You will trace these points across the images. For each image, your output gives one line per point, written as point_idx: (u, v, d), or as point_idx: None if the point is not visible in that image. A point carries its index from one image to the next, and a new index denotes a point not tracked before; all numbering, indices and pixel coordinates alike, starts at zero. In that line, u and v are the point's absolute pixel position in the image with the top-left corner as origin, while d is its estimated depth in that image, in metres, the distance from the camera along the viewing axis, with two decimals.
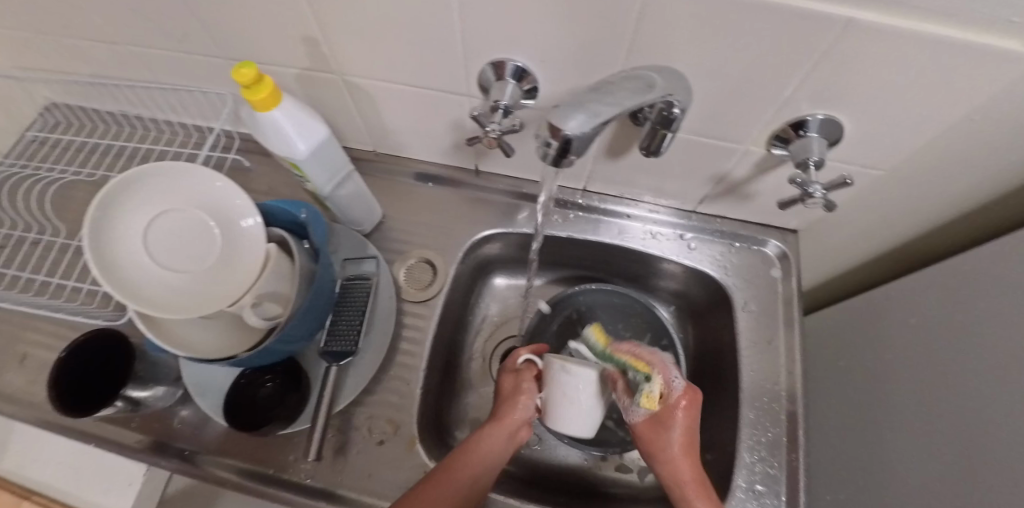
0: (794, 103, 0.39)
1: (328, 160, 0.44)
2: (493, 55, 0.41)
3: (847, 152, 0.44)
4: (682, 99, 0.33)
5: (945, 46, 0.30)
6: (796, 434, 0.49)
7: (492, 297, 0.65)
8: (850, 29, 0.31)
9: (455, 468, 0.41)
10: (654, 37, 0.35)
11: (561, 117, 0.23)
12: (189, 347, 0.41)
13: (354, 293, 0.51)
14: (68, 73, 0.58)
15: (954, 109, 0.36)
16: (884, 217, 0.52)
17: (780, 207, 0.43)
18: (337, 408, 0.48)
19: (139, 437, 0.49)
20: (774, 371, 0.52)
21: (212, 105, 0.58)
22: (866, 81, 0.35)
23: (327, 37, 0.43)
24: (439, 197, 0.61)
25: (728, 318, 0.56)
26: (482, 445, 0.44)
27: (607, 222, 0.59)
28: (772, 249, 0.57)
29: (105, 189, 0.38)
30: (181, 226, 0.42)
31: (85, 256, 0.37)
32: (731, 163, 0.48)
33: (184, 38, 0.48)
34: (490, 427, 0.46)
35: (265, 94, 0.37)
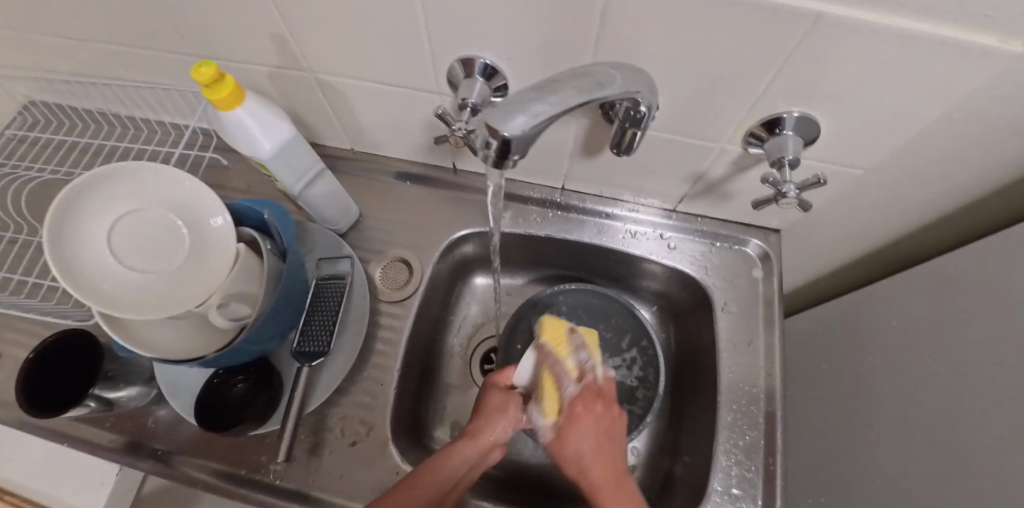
0: (768, 100, 0.38)
1: (296, 159, 0.44)
2: (460, 52, 0.40)
3: (825, 150, 0.43)
4: (647, 97, 0.32)
5: (919, 41, 0.29)
6: (774, 437, 0.48)
7: (473, 296, 0.65)
8: (819, 23, 0.30)
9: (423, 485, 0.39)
10: (621, 33, 0.35)
11: (499, 118, 0.23)
12: (156, 348, 0.41)
13: (327, 293, 0.50)
14: (43, 71, 0.57)
15: (930, 106, 0.35)
16: (866, 217, 0.51)
17: (755, 207, 0.42)
18: (310, 409, 0.48)
19: (112, 437, 0.49)
20: (753, 373, 0.51)
21: (188, 104, 0.58)
22: (839, 77, 0.34)
23: (294, 33, 0.42)
24: (417, 195, 0.60)
25: (708, 318, 0.55)
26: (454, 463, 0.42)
27: (586, 221, 0.58)
28: (753, 249, 0.56)
29: (67, 190, 0.38)
30: (148, 226, 0.42)
31: (46, 257, 0.37)
32: (708, 162, 0.47)
33: (154, 35, 0.47)
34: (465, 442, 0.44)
35: (226, 93, 0.36)
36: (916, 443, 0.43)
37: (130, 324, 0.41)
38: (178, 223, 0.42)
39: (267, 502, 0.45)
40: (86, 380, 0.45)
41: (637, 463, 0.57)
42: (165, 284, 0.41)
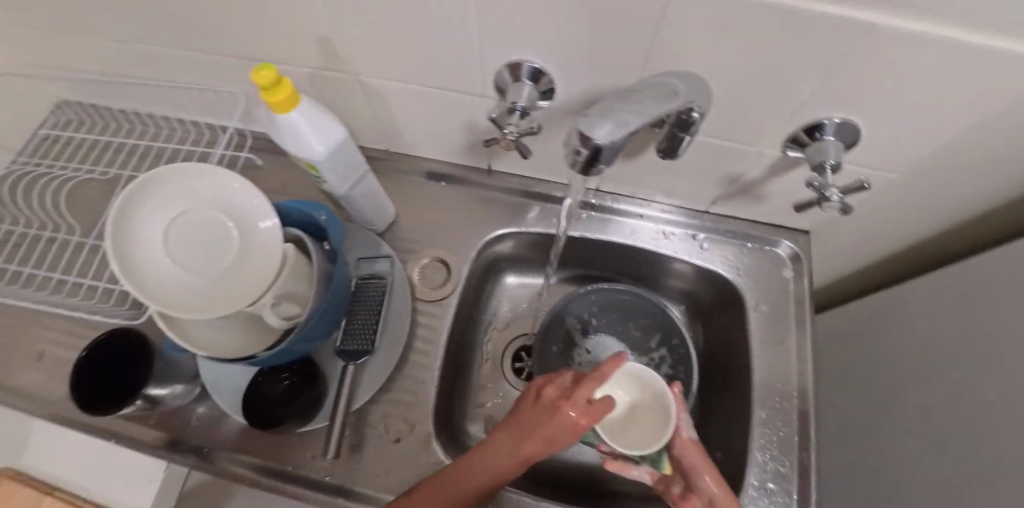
0: (811, 106, 0.39)
1: (345, 161, 0.44)
2: (509, 57, 0.41)
3: (862, 154, 0.44)
4: (705, 103, 0.33)
5: (965, 52, 0.30)
6: (808, 433, 0.49)
7: (504, 295, 0.65)
8: (871, 34, 0.31)
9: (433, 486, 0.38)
10: (672, 42, 0.36)
11: (589, 126, 0.24)
12: (208, 347, 0.41)
13: (367, 291, 0.51)
14: (79, 71, 0.58)
15: (971, 113, 0.36)
16: (896, 219, 0.52)
17: (796, 210, 0.43)
18: (354, 406, 0.49)
19: (157, 435, 0.50)
20: (785, 371, 0.52)
21: (224, 104, 0.58)
22: (883, 85, 0.35)
23: (342, 37, 0.43)
24: (451, 196, 0.61)
25: (739, 317, 0.56)
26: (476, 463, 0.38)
27: (618, 221, 0.59)
28: (783, 249, 0.57)
29: (124, 193, 0.39)
30: (198, 228, 0.42)
31: (107, 259, 0.37)
32: (746, 164, 0.48)
33: (197, 37, 0.48)
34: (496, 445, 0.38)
35: (283, 97, 0.37)
36: (947, 438, 0.44)
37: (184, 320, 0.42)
38: (226, 223, 0.42)
39: (310, 497, 0.46)
40: (134, 377, 0.45)
41: None
42: (213, 284, 0.41)
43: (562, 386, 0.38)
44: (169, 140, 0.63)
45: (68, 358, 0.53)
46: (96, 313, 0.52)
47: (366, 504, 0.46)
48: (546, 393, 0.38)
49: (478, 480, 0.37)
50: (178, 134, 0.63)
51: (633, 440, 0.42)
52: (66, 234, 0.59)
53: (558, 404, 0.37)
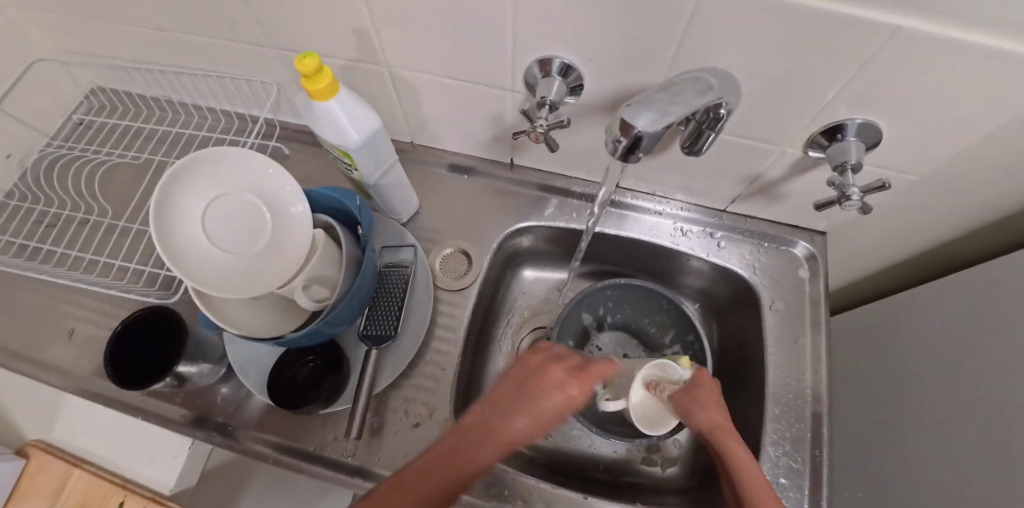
0: (835, 106, 0.40)
1: (376, 150, 0.46)
2: (539, 53, 0.42)
3: (882, 156, 0.45)
4: (734, 100, 0.34)
5: (992, 56, 0.31)
6: (820, 430, 0.50)
7: (521, 288, 0.67)
8: (898, 37, 0.32)
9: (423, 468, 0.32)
10: (701, 40, 0.37)
11: (631, 115, 0.25)
12: (240, 326, 0.43)
13: (392, 279, 0.52)
14: (117, 59, 0.59)
15: (994, 117, 0.37)
16: (914, 222, 0.53)
17: (815, 209, 0.44)
18: (375, 391, 0.50)
19: (183, 412, 0.51)
20: (799, 370, 0.53)
21: (255, 94, 0.60)
22: (907, 87, 0.36)
23: (378, 29, 0.44)
24: (473, 189, 0.62)
25: (754, 315, 0.57)
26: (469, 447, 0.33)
27: (637, 218, 0.60)
28: (800, 250, 0.58)
29: (167, 175, 0.40)
30: (233, 210, 0.44)
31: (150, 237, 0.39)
32: (766, 164, 0.49)
33: (235, 27, 0.49)
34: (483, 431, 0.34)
35: (323, 84, 0.38)
36: (961, 437, 0.45)
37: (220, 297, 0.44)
38: (260, 205, 0.44)
39: (332, 476, 0.47)
40: (165, 358, 0.46)
41: (681, 454, 0.58)
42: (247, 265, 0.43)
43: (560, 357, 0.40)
44: (199, 128, 0.65)
45: (98, 336, 0.55)
46: (127, 292, 0.53)
47: None
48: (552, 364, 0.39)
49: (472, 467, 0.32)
50: (208, 123, 0.65)
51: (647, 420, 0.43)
52: (99, 217, 0.61)
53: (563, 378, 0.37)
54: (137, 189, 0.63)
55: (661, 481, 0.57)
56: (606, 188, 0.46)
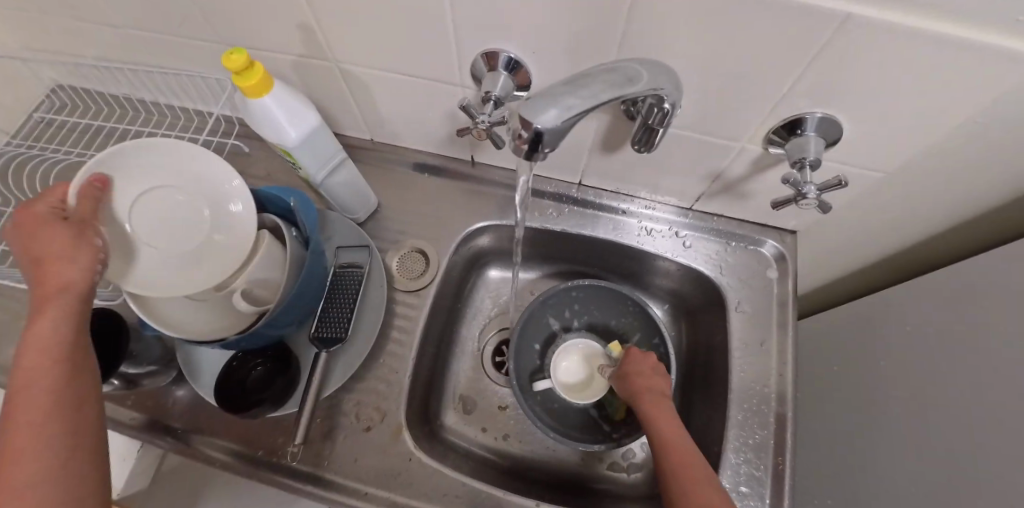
0: (794, 98, 0.38)
1: (319, 148, 0.44)
2: (484, 45, 0.40)
3: (846, 152, 0.43)
4: (675, 93, 0.32)
5: (951, 45, 0.29)
6: (784, 436, 0.48)
7: (486, 289, 0.65)
8: (849, 25, 0.30)
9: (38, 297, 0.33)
10: (647, 31, 0.35)
11: (532, 110, 0.23)
12: (182, 328, 0.42)
13: (345, 280, 0.51)
14: (72, 55, 0.58)
15: (957, 111, 0.35)
16: (886, 222, 0.51)
17: (773, 207, 0.42)
18: (325, 395, 0.48)
19: (134, 415, 0.50)
20: (765, 374, 0.51)
21: (212, 90, 0.59)
22: (864, 79, 0.34)
23: (321, 24, 0.43)
24: (434, 186, 0.61)
25: (721, 317, 0.55)
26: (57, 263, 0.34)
27: (602, 216, 0.59)
28: (768, 249, 0.56)
29: (86, 168, 0.37)
30: (165, 202, 0.41)
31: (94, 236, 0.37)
32: (727, 161, 0.47)
33: (183, 22, 0.48)
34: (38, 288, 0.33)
35: (255, 81, 0.37)
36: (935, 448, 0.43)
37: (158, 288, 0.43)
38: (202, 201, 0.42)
39: (281, 483, 0.46)
40: (109, 363, 0.44)
41: (647, 460, 0.57)
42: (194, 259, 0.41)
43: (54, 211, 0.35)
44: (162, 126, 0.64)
45: None
46: None
47: (336, 492, 0.46)
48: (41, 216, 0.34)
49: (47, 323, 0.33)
50: (168, 120, 0.64)
51: (586, 392, 0.57)
52: None
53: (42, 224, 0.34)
54: None
55: (627, 487, 0.56)
56: (521, 183, 0.40)
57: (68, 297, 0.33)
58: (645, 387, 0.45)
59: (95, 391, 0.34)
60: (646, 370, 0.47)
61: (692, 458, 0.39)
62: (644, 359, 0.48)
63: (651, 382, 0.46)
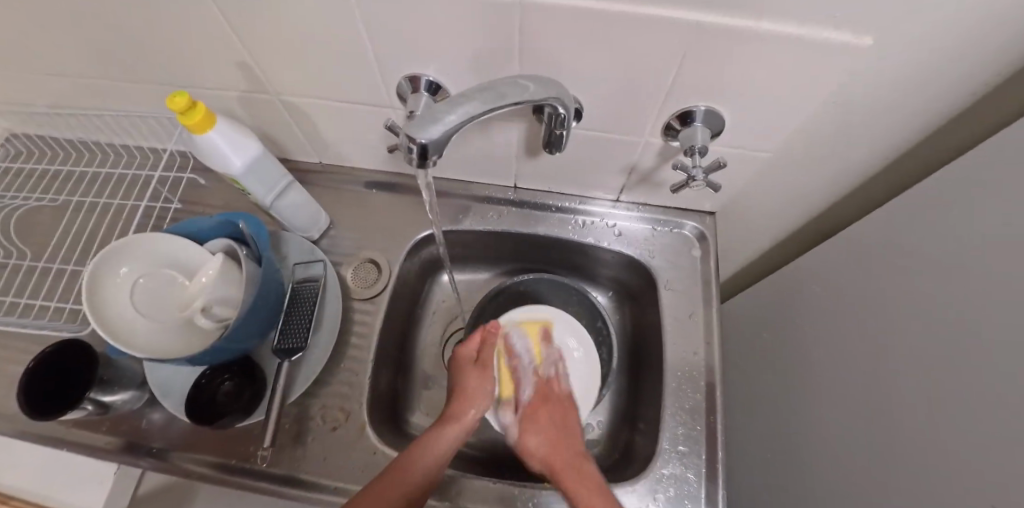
0: (675, 96, 0.44)
1: (265, 173, 0.48)
2: (406, 71, 0.45)
3: (734, 139, 0.48)
4: (562, 98, 0.37)
5: (782, 39, 0.35)
6: (714, 397, 0.54)
7: (442, 292, 0.70)
8: (700, 31, 0.36)
9: (409, 461, 0.44)
10: (538, 49, 0.40)
11: (416, 129, 0.28)
12: (148, 350, 0.45)
13: (303, 295, 0.55)
14: (23, 104, 0.61)
15: (809, 96, 0.41)
16: (784, 198, 0.57)
17: (673, 191, 0.47)
18: (290, 400, 0.52)
19: (110, 439, 0.51)
20: (694, 343, 0.56)
21: (164, 129, 0.62)
22: (726, 75, 0.40)
23: (258, 62, 0.47)
24: (383, 201, 0.65)
25: (654, 296, 0.61)
26: (416, 460, 0.44)
27: (540, 215, 0.64)
28: (690, 231, 0.62)
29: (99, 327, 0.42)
30: (157, 290, 0.48)
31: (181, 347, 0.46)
32: (637, 154, 0.52)
33: (129, 67, 0.52)
34: (422, 440, 0.47)
35: (199, 118, 0.41)
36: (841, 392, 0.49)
37: (120, 326, 0.44)
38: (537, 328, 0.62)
39: (257, 487, 0.49)
40: (83, 386, 0.47)
41: (602, 435, 0.62)
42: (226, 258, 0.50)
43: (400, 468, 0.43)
44: (117, 165, 0.66)
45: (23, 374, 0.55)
46: (29, 328, 0.49)
47: (309, 490, 0.49)
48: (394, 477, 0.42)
49: (430, 460, 0.45)
50: (125, 159, 0.67)
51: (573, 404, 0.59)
52: (19, 258, 0.61)
53: (412, 446, 0.45)
54: (57, 229, 0.64)
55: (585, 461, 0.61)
56: (423, 191, 0.45)
57: (429, 457, 0.45)
58: (525, 417, 0.54)
59: (436, 449, 0.46)
60: (524, 400, 0.55)
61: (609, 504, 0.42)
62: (542, 406, 0.55)
63: (517, 420, 0.54)
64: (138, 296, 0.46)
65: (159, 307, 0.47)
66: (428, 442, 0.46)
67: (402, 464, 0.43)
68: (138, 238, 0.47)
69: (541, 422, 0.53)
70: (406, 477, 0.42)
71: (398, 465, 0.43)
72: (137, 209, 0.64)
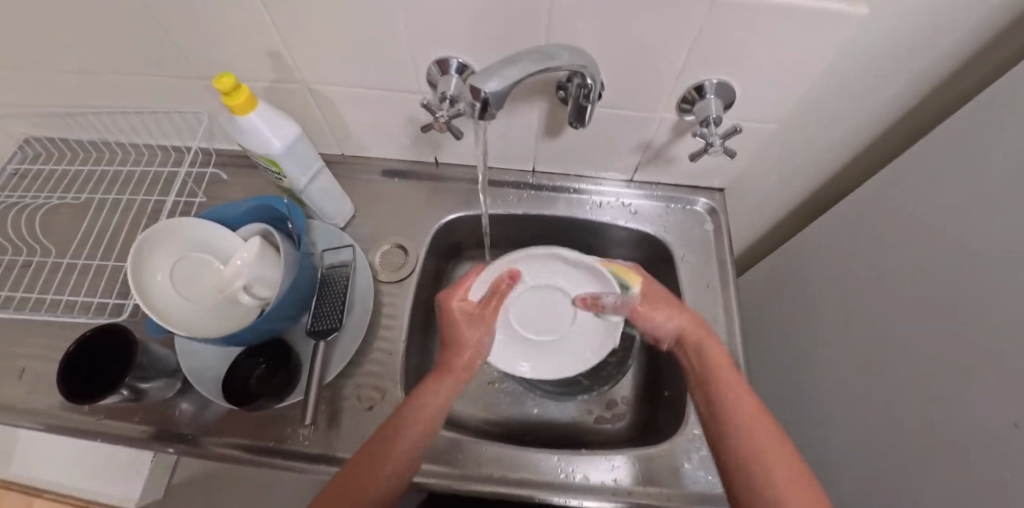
0: (691, 71, 0.47)
1: (301, 155, 0.50)
2: (436, 55, 0.48)
3: (744, 112, 0.52)
4: (594, 68, 0.40)
5: (793, 10, 0.38)
6: (738, 359, 0.56)
7: (462, 278, 0.72)
8: (716, 6, 0.39)
9: (387, 440, 0.42)
10: (566, 27, 0.43)
11: (479, 81, 0.31)
12: (193, 331, 0.45)
13: (334, 278, 0.56)
14: (41, 106, 0.61)
15: (815, 66, 0.45)
16: (789, 168, 0.61)
17: (692, 160, 0.50)
18: (326, 381, 0.52)
19: (144, 428, 0.51)
20: (714, 310, 0.59)
21: (187, 126, 0.63)
22: (740, 49, 0.44)
23: (290, 50, 0.49)
24: (404, 190, 0.67)
25: (671, 269, 0.63)
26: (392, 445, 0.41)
27: (557, 197, 0.66)
28: (702, 206, 0.65)
29: (145, 310, 0.43)
30: (194, 274, 0.48)
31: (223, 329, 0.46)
32: (652, 131, 0.55)
33: (157, 62, 0.52)
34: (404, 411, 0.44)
35: (242, 99, 0.42)
36: None
37: (164, 309, 0.45)
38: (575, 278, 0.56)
39: (297, 467, 0.49)
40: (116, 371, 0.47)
41: (628, 409, 0.64)
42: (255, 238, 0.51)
43: (376, 450, 0.41)
44: (138, 163, 0.67)
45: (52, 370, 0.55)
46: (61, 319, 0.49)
47: None
48: (368, 460, 0.41)
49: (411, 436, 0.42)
50: (145, 158, 0.67)
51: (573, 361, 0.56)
52: (43, 257, 0.61)
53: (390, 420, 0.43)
54: (78, 228, 0.64)
55: (614, 434, 0.63)
56: (483, 170, 0.50)
57: (407, 435, 0.42)
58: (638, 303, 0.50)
59: (415, 424, 0.43)
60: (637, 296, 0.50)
61: (744, 387, 0.44)
62: (654, 294, 0.50)
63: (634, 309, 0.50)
64: (177, 279, 0.47)
65: (198, 287, 0.48)
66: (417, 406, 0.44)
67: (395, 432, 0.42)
68: (171, 222, 0.47)
69: (660, 303, 0.49)
70: (393, 449, 0.41)
71: (375, 444, 0.42)
72: (160, 205, 0.64)
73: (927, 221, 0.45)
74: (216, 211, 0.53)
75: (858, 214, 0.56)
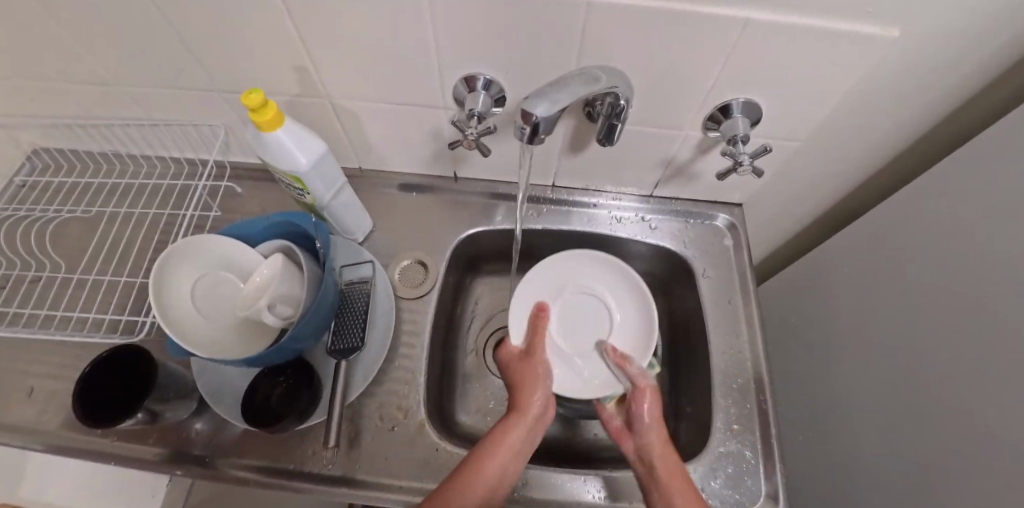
0: (718, 90, 0.47)
1: (326, 172, 0.49)
2: (463, 72, 0.48)
3: (768, 130, 0.52)
4: (628, 89, 0.40)
5: (826, 31, 0.39)
6: (762, 376, 0.56)
7: (479, 292, 0.71)
8: (750, 27, 0.39)
9: (472, 472, 0.42)
10: (599, 46, 0.43)
11: (530, 105, 0.33)
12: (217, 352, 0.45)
13: (355, 295, 0.55)
14: (53, 117, 0.60)
15: (843, 86, 0.45)
16: (807, 184, 0.62)
17: (719, 178, 0.50)
18: (348, 401, 0.51)
19: (159, 450, 0.50)
20: (736, 326, 0.59)
21: (203, 138, 0.62)
22: (770, 70, 0.44)
23: (316, 65, 0.48)
24: (422, 204, 0.67)
25: (691, 284, 0.63)
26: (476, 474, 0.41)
27: (577, 211, 0.66)
28: (721, 222, 0.65)
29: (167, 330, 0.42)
30: (216, 291, 0.47)
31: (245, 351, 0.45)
32: (675, 148, 0.56)
33: (177, 75, 0.52)
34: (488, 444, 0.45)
35: (270, 116, 0.42)
36: None
37: (186, 330, 0.44)
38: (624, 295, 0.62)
39: (319, 490, 0.48)
40: (135, 393, 0.46)
41: None
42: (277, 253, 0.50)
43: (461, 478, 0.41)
44: (150, 176, 0.66)
45: (62, 389, 0.53)
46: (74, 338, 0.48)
47: (371, 490, 0.48)
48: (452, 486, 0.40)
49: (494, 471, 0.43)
50: (157, 170, 0.66)
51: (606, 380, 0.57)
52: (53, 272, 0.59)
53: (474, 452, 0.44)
54: (89, 241, 0.62)
55: None
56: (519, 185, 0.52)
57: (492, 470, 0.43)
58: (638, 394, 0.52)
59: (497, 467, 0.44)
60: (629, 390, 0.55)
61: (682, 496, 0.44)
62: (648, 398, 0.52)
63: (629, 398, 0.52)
64: (200, 296, 0.46)
65: (221, 305, 0.47)
66: (489, 451, 0.44)
67: (465, 474, 0.41)
68: (194, 238, 0.46)
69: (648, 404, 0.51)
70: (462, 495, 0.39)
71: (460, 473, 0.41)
72: (173, 219, 0.63)
73: (958, 240, 0.45)
74: (236, 226, 0.52)
75: (879, 230, 0.57)
